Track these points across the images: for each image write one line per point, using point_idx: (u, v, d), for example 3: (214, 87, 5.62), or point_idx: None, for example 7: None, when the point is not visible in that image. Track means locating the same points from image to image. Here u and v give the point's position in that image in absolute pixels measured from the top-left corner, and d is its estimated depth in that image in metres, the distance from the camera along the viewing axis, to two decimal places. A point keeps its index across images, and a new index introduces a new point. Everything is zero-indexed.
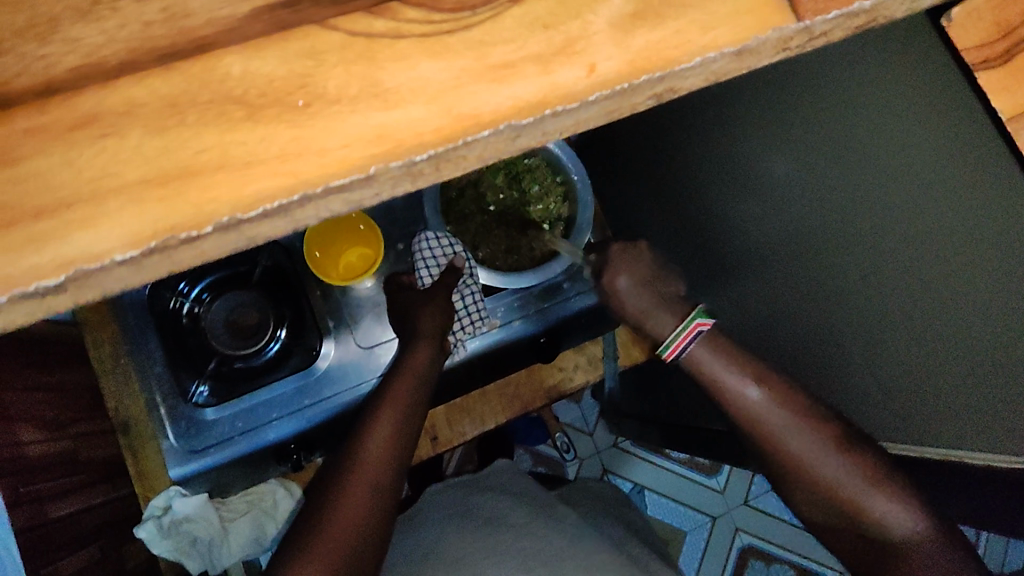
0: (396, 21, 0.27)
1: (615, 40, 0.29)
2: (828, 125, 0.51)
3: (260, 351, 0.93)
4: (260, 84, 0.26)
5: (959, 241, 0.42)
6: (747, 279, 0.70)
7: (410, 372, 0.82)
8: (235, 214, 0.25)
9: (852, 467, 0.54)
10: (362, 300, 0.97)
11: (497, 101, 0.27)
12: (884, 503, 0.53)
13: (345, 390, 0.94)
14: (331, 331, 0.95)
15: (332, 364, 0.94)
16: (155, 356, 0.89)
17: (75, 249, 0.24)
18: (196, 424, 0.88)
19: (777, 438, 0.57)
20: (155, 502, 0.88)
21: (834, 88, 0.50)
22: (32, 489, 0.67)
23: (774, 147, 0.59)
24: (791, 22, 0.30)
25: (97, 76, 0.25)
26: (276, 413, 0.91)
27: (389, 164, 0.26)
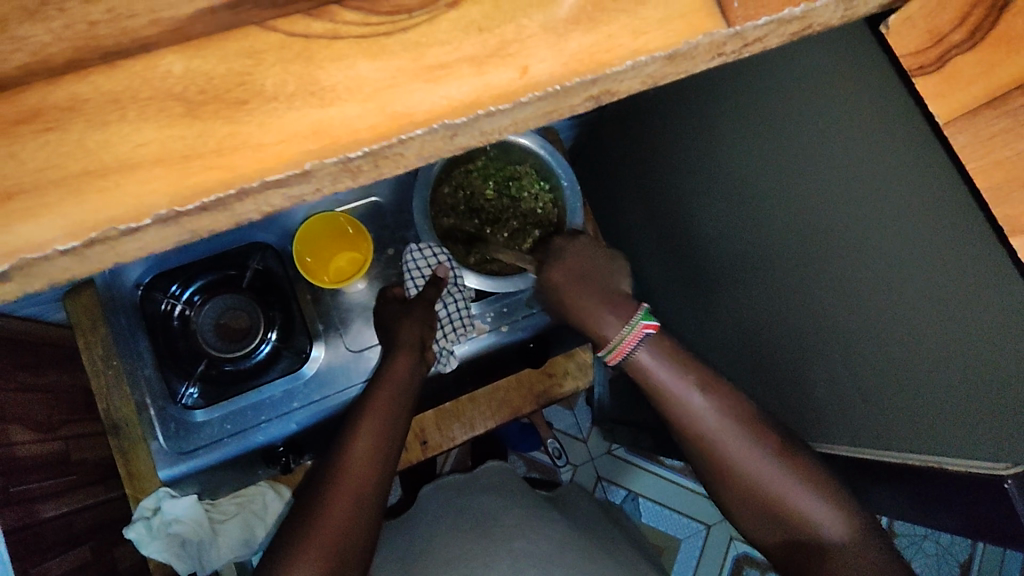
0: (334, 23, 0.28)
1: (549, 43, 0.30)
2: (792, 130, 0.53)
3: (250, 354, 0.95)
4: (200, 82, 0.27)
5: (914, 244, 0.43)
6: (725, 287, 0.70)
7: (391, 381, 0.82)
8: (172, 207, 0.26)
9: (786, 470, 0.58)
10: (352, 305, 0.99)
11: (432, 101, 0.28)
12: (816, 504, 0.56)
13: (335, 393, 0.96)
14: (321, 335, 0.97)
15: (321, 368, 0.96)
16: (144, 358, 0.90)
17: (18, 238, 0.25)
18: (186, 426, 0.90)
19: (718, 441, 0.60)
20: (145, 505, 0.87)
21: (793, 94, 0.52)
22: (23, 488, 0.68)
23: (743, 152, 0.60)
24: (722, 28, 0.31)
25: (43, 73, 0.26)
26: (266, 415, 0.93)
27: (324, 160, 0.27)
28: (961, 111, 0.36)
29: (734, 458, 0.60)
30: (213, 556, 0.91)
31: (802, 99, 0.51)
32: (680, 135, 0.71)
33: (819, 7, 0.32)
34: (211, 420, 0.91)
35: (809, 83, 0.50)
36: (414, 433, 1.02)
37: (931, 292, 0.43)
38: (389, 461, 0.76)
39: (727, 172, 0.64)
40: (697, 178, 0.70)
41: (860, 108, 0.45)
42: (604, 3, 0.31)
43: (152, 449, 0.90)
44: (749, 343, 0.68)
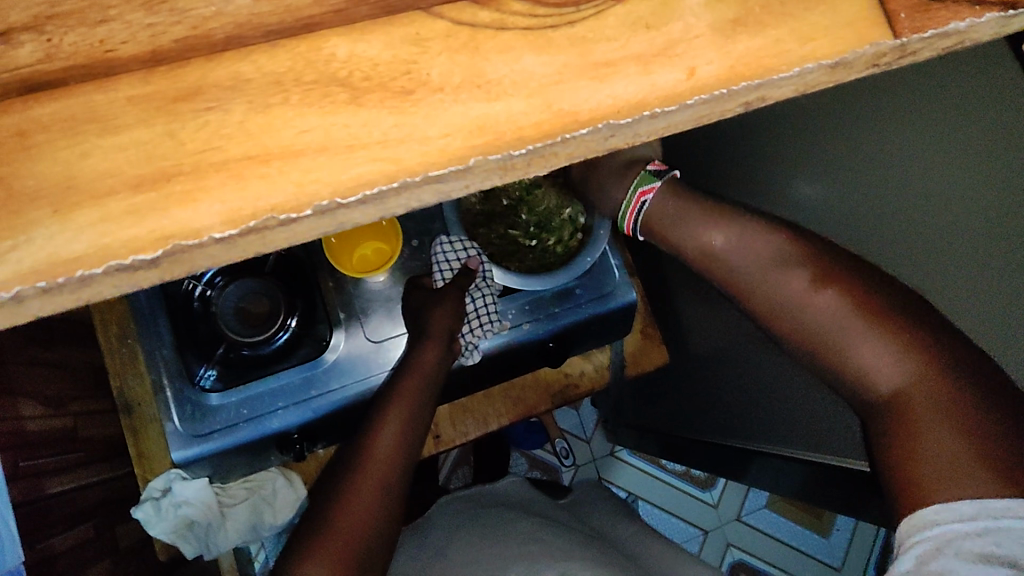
0: (501, 12, 0.27)
1: (716, 45, 0.28)
2: (859, 148, 0.51)
3: (270, 340, 0.87)
4: (365, 68, 0.25)
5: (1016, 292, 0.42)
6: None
7: (417, 373, 0.80)
8: (334, 198, 0.24)
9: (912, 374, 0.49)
10: (375, 295, 0.91)
11: (597, 99, 0.27)
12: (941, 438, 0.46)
13: (354, 383, 0.88)
14: (342, 323, 0.89)
15: (341, 357, 0.88)
16: (163, 338, 0.85)
17: (172, 222, 0.23)
18: (203, 408, 0.83)
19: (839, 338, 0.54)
20: (155, 484, 0.87)
21: (865, 119, 0.50)
22: (30, 464, 0.66)
23: (809, 169, 0.59)
24: (889, 38, 0.30)
25: (203, 49, 0.24)
26: (282, 401, 0.85)
27: (488, 156, 0.26)
28: None
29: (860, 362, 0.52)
30: (219, 537, 0.91)
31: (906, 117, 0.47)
32: (741, 140, 0.70)
33: (982, 23, 0.30)
34: (227, 402, 0.84)
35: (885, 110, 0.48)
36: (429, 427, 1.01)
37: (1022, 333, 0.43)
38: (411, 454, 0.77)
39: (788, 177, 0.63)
40: (767, 183, 0.67)
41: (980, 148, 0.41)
42: (771, 6, 0.29)
43: (167, 431, 0.83)
44: None
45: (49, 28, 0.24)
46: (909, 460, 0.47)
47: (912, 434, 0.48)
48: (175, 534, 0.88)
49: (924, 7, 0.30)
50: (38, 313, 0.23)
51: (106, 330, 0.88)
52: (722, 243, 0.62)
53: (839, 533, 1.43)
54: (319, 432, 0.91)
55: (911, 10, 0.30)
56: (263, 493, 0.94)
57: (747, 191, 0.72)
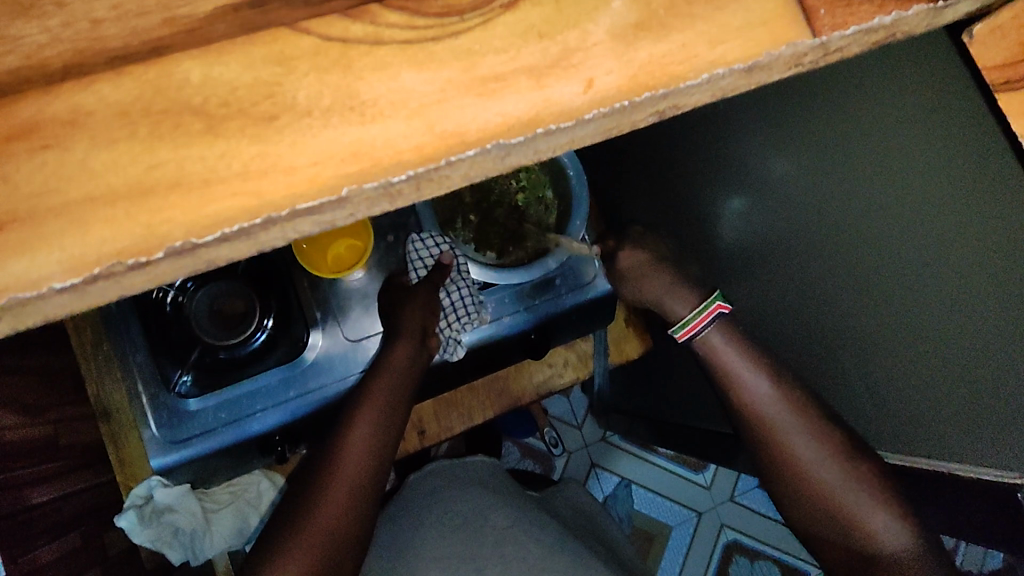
0: (376, 25, 0.25)
1: (616, 52, 0.26)
2: (815, 141, 0.48)
3: (247, 341, 0.85)
4: (222, 93, 0.23)
5: (972, 299, 0.41)
6: (740, 275, 0.67)
7: (390, 370, 0.77)
8: (188, 238, 0.22)
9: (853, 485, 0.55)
10: (351, 292, 0.89)
11: (485, 117, 0.25)
12: (866, 507, 0.54)
13: (334, 382, 0.86)
14: (319, 322, 0.87)
15: (320, 356, 0.86)
16: (136, 342, 0.83)
17: (7, 275, 0.21)
18: (180, 416, 0.82)
19: (782, 437, 0.58)
20: (137, 491, 0.84)
21: (821, 110, 0.47)
22: (11, 476, 0.62)
23: (758, 158, 0.56)
24: (806, 37, 0.28)
25: (39, 81, 0.22)
26: (261, 404, 0.83)
27: (363, 185, 0.24)
28: None
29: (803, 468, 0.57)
30: (205, 544, 0.89)
31: (850, 118, 0.44)
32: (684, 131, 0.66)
33: (907, 16, 0.28)
34: (204, 407, 0.82)
35: (839, 103, 0.45)
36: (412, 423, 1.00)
37: (974, 345, 0.42)
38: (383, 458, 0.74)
39: (735, 165, 0.60)
40: (711, 174, 0.64)
41: (926, 152, 0.40)
42: (677, 7, 0.27)
43: (144, 438, 0.82)
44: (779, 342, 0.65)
45: None
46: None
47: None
48: (159, 542, 0.84)
49: (844, 1, 0.28)
50: None
51: (81, 336, 0.85)
52: (755, 395, 0.59)
53: None
54: (302, 432, 0.88)
55: (830, 6, 0.28)
56: (247, 496, 0.92)
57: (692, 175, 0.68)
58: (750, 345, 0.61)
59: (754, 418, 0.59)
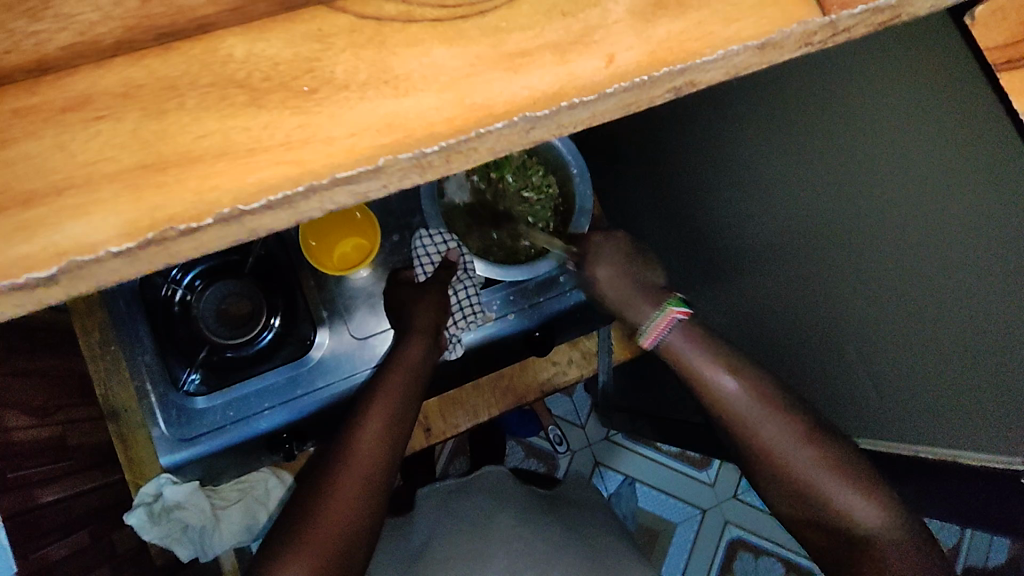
0: (408, 4, 0.26)
1: (636, 30, 0.27)
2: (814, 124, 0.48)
3: (253, 342, 0.88)
4: (264, 68, 0.24)
5: (976, 271, 0.38)
6: (739, 273, 0.63)
7: (403, 366, 0.78)
8: (236, 205, 0.23)
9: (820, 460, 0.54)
10: (357, 291, 0.90)
11: (513, 91, 0.26)
12: (845, 494, 0.53)
13: (340, 381, 0.87)
14: (325, 321, 0.88)
15: (326, 355, 0.87)
16: (143, 343, 0.83)
17: (66, 238, 0.22)
18: (188, 414, 0.83)
19: (749, 427, 0.57)
20: (145, 490, 0.84)
21: (819, 91, 0.47)
22: (19, 475, 0.63)
23: (756, 150, 0.56)
24: (817, 15, 0.29)
25: (91, 55, 0.23)
26: (268, 402, 0.85)
27: (398, 155, 0.25)
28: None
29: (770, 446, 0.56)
30: (214, 541, 0.88)
31: (857, 97, 0.44)
32: (688, 130, 0.66)
33: None
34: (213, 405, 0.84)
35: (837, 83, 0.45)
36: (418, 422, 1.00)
37: (979, 323, 0.38)
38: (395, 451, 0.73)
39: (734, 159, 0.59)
40: (710, 173, 0.64)
41: (925, 121, 0.39)
42: None
43: (154, 436, 0.83)
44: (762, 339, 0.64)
45: None
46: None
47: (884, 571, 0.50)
48: (170, 539, 0.84)
49: None
50: None
51: (87, 339, 0.84)
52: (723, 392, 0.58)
53: None
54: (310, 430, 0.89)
55: None
56: (254, 493, 0.91)
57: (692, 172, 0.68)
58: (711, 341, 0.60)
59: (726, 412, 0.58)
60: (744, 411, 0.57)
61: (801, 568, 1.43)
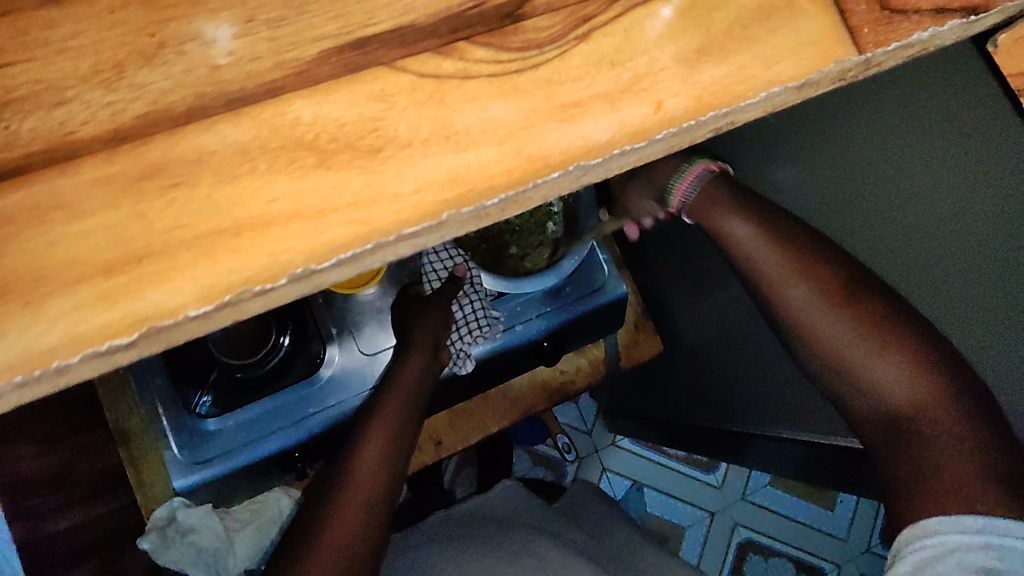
0: (465, 61, 0.27)
1: (681, 76, 0.28)
2: (846, 146, 0.51)
3: (261, 362, 0.83)
4: (331, 129, 0.25)
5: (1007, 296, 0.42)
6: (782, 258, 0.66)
7: (404, 383, 0.78)
8: (308, 265, 0.24)
9: (842, 325, 0.53)
10: (365, 307, 0.89)
11: (567, 141, 0.27)
12: (877, 362, 0.51)
13: (351, 399, 0.86)
14: (334, 338, 0.87)
15: (336, 372, 0.86)
16: (155, 366, 0.83)
17: (147, 305, 0.23)
18: (200, 435, 0.82)
19: (772, 292, 0.57)
20: (159, 513, 0.86)
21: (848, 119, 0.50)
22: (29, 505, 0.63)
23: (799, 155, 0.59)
24: (852, 54, 0.30)
25: (164, 123, 0.24)
26: (279, 422, 0.84)
27: (461, 209, 0.26)
28: None
29: (797, 313, 0.56)
30: (228, 564, 0.89)
31: (872, 116, 0.47)
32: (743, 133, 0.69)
33: (944, 31, 0.30)
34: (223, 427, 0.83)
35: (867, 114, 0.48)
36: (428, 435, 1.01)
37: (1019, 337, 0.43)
38: (396, 469, 0.73)
39: (784, 161, 0.62)
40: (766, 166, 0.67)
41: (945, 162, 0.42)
42: (735, 31, 0.29)
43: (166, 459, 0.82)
44: None
45: (6, 115, 0.23)
46: (928, 469, 0.45)
47: (926, 447, 0.46)
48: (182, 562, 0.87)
49: (886, 19, 0.30)
50: (17, 404, 0.23)
51: None
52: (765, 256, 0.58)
53: (843, 505, 1.42)
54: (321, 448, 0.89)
55: (873, 24, 0.30)
56: (268, 515, 0.92)
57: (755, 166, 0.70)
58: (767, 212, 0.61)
59: (762, 277, 0.58)
60: (772, 275, 0.57)
61: (813, 568, 1.41)
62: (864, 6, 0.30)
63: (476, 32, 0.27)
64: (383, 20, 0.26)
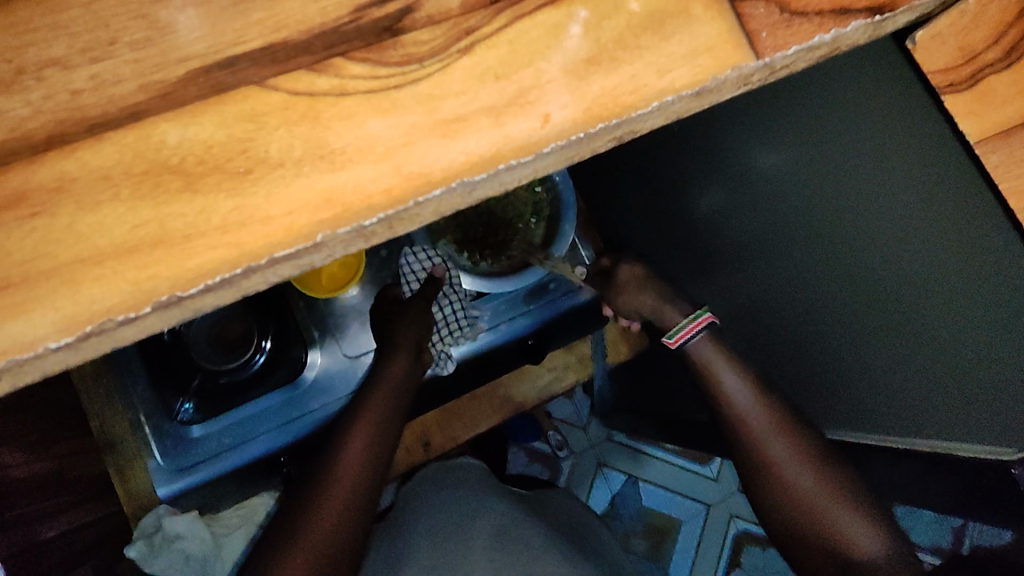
0: (340, 77, 0.26)
1: (569, 87, 0.28)
2: (795, 144, 0.49)
3: (246, 365, 0.85)
4: (198, 151, 0.25)
5: (959, 295, 0.40)
6: (733, 268, 0.66)
7: (387, 385, 0.76)
8: (174, 292, 0.23)
9: (816, 478, 0.55)
10: (347, 309, 0.88)
11: (449, 157, 0.26)
12: (843, 516, 0.53)
13: (334, 401, 0.86)
14: (317, 341, 0.87)
15: (320, 374, 0.86)
16: (137, 374, 0.82)
17: (5, 338, 0.23)
18: (186, 442, 0.82)
19: (753, 445, 0.58)
20: (146, 520, 0.81)
21: (795, 116, 0.48)
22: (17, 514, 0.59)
23: (741, 152, 0.57)
24: (750, 60, 0.29)
25: (24, 151, 0.24)
26: (264, 427, 0.84)
27: (336, 231, 0.25)
28: (997, 129, 0.33)
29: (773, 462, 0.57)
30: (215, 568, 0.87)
31: (816, 112, 0.46)
32: (678, 144, 0.68)
33: (849, 32, 0.30)
34: (209, 433, 0.83)
35: (811, 110, 0.46)
36: (415, 435, 0.96)
37: (974, 340, 0.41)
38: (381, 468, 0.72)
39: (720, 164, 0.61)
40: (698, 176, 0.66)
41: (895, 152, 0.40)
42: (625, 40, 0.28)
43: (150, 468, 0.82)
44: (758, 331, 0.67)
45: None
46: None
47: None
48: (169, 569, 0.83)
49: (785, 23, 0.30)
50: None
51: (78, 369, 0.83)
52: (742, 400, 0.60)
53: None
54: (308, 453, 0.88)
55: (772, 28, 0.29)
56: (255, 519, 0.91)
57: (683, 174, 0.69)
58: (739, 363, 0.62)
59: (737, 420, 0.60)
60: (751, 414, 0.59)
61: None
62: (763, 10, 0.29)
63: (352, 47, 0.26)
64: (253, 38, 0.25)
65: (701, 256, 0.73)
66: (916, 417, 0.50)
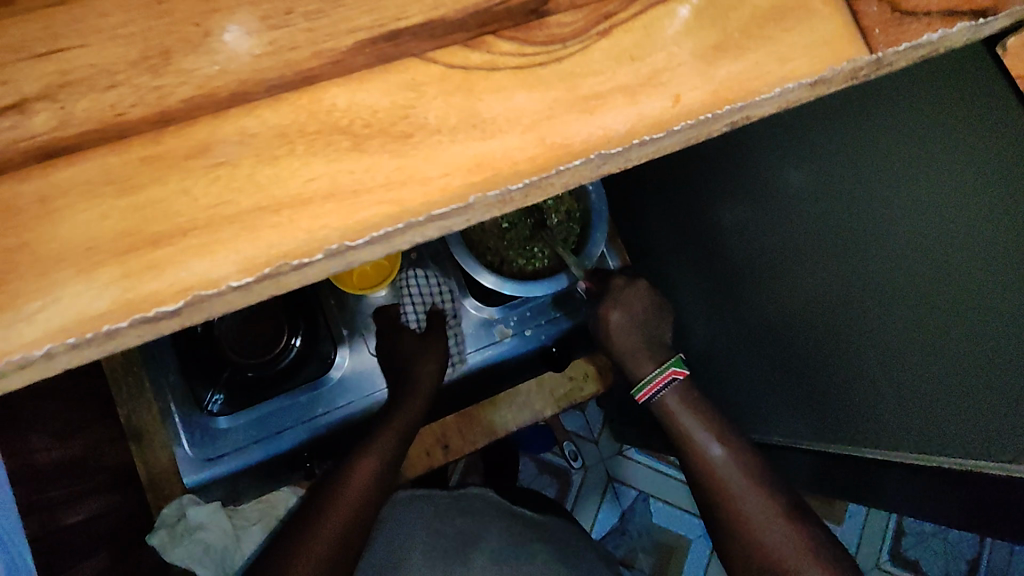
0: (491, 54, 0.28)
1: (699, 71, 0.29)
2: (846, 152, 0.52)
3: (275, 361, 0.84)
4: (365, 115, 0.27)
5: (988, 292, 0.43)
6: (757, 283, 0.69)
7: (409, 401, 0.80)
8: (343, 242, 0.25)
9: (787, 536, 0.63)
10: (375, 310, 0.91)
11: (588, 131, 0.28)
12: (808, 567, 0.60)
13: (360, 399, 0.90)
14: (345, 339, 0.89)
15: (347, 374, 0.89)
16: (168, 365, 0.83)
17: (192, 275, 0.24)
18: (212, 433, 0.84)
19: (732, 492, 0.67)
20: (167, 510, 0.78)
21: (847, 126, 0.52)
22: (46, 497, 0.59)
23: (783, 168, 0.61)
24: (863, 54, 0.30)
25: (210, 107, 0.26)
26: (291, 421, 0.87)
27: (487, 193, 0.27)
28: None
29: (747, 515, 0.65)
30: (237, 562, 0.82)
31: (874, 120, 0.49)
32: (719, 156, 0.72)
33: (954, 33, 0.30)
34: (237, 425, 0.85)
35: (867, 120, 0.50)
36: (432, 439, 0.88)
37: (997, 338, 0.43)
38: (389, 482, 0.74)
39: (763, 181, 0.65)
40: (735, 188, 0.70)
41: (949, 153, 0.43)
42: (750, 29, 0.30)
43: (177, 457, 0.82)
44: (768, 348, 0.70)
45: (62, 96, 0.25)
46: None
47: None
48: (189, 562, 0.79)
49: (897, 21, 0.30)
50: (64, 366, 0.24)
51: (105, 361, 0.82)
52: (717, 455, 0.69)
53: None
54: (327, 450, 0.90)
55: (884, 25, 0.31)
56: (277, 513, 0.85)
57: (718, 189, 0.73)
58: (705, 406, 0.73)
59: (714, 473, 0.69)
60: (727, 472, 0.68)
61: None
62: (875, 9, 0.31)
63: (502, 26, 0.28)
64: (414, 13, 0.27)
65: (722, 275, 0.76)
66: (925, 430, 0.52)
